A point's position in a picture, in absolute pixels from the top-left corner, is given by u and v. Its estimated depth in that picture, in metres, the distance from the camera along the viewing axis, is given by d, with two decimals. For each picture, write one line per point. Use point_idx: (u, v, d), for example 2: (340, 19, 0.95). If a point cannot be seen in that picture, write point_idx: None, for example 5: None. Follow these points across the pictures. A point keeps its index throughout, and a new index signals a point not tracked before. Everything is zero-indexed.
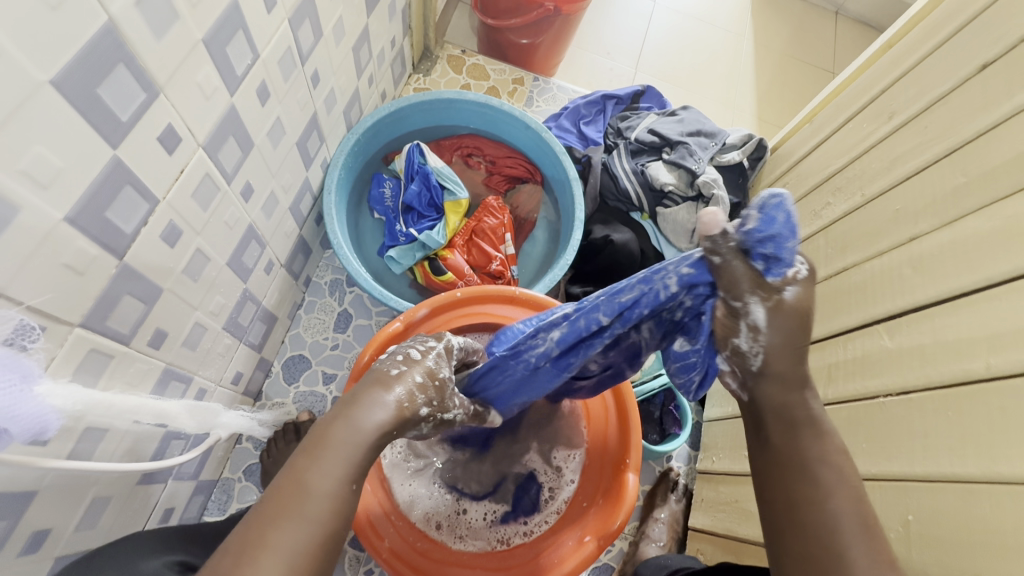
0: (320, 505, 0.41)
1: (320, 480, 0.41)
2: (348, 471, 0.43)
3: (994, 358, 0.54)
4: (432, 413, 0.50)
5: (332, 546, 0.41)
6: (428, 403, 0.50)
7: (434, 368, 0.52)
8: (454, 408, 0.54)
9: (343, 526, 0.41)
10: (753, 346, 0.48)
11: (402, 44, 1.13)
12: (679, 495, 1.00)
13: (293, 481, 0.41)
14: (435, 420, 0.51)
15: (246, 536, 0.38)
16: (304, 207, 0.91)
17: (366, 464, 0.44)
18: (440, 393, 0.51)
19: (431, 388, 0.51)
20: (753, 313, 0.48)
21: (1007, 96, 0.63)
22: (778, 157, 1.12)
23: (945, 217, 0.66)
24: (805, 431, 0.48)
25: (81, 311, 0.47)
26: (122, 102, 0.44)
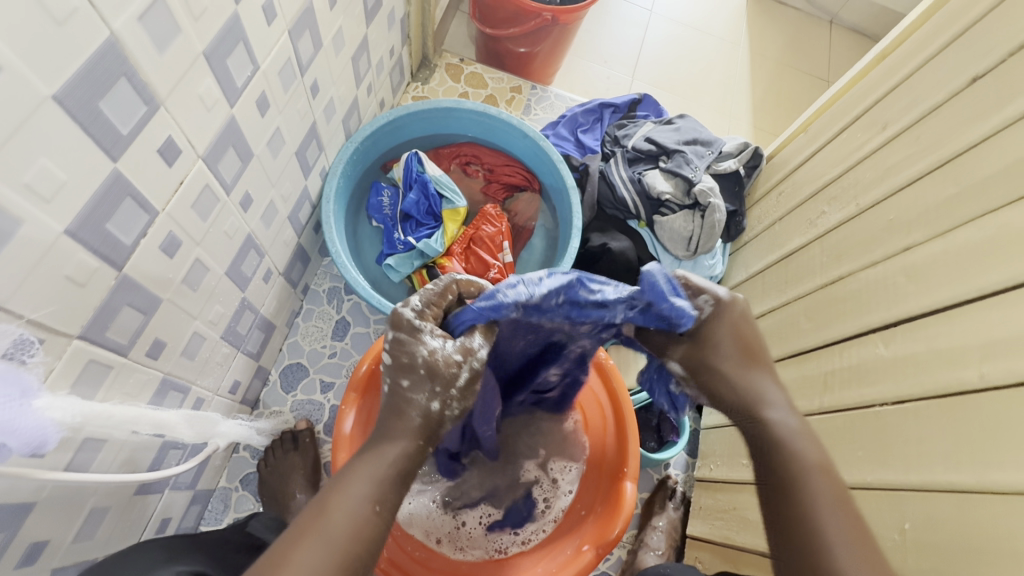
0: (342, 525, 0.44)
1: (346, 500, 0.45)
2: (372, 495, 0.46)
3: (986, 367, 0.55)
4: (445, 399, 0.53)
5: (351, 563, 0.43)
6: (436, 398, 0.52)
7: (409, 362, 0.52)
8: (459, 372, 0.53)
9: (364, 543, 0.44)
10: (693, 387, 0.64)
11: (400, 53, 1.14)
12: (678, 503, 1.00)
13: (320, 507, 0.45)
14: (451, 398, 0.53)
15: (280, 550, 0.42)
16: (302, 216, 0.92)
17: (390, 484, 0.47)
18: (440, 377, 0.52)
19: (420, 380, 0.52)
20: (672, 365, 0.64)
21: (998, 109, 0.64)
22: (774, 165, 1.13)
23: (937, 227, 0.67)
24: (782, 449, 0.54)
25: (82, 323, 0.48)
26: (123, 115, 0.44)
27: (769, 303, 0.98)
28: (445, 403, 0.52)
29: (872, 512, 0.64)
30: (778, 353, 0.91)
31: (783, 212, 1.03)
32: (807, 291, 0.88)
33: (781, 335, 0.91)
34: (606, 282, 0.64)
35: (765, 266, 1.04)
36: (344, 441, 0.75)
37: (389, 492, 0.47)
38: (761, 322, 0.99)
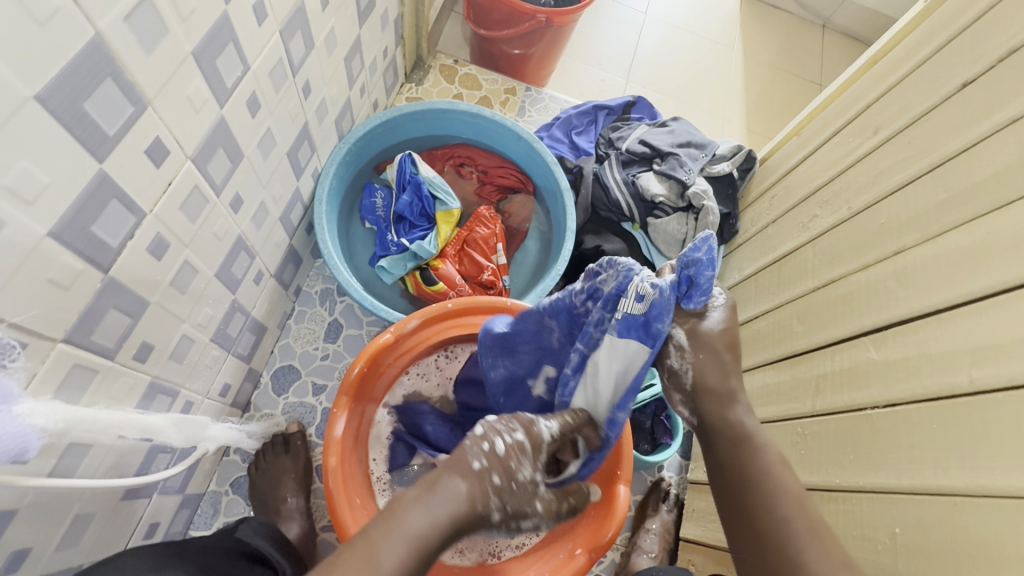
0: None
1: (387, 550, 0.41)
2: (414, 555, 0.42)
3: (976, 372, 0.55)
4: (503, 519, 0.47)
5: None
6: (501, 511, 0.46)
7: (513, 472, 0.47)
8: (531, 511, 0.49)
9: None
10: (683, 363, 0.58)
11: (394, 53, 1.13)
12: (671, 505, 0.99)
13: (364, 547, 0.41)
14: (505, 525, 0.47)
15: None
16: (294, 217, 0.91)
17: (424, 560, 0.42)
18: (517, 504, 0.47)
19: (506, 492, 0.47)
20: (676, 334, 0.57)
21: (988, 114, 0.65)
22: (767, 168, 1.14)
23: (928, 231, 0.67)
24: (745, 448, 0.55)
25: (66, 327, 0.47)
26: (109, 116, 0.43)
27: (762, 305, 0.98)
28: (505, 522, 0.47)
29: (864, 515, 0.64)
30: (771, 356, 0.91)
31: (776, 215, 1.04)
32: (799, 294, 0.89)
33: (774, 338, 0.92)
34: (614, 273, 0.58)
35: (758, 269, 1.04)
36: (335, 445, 0.74)
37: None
38: (754, 325, 0.99)
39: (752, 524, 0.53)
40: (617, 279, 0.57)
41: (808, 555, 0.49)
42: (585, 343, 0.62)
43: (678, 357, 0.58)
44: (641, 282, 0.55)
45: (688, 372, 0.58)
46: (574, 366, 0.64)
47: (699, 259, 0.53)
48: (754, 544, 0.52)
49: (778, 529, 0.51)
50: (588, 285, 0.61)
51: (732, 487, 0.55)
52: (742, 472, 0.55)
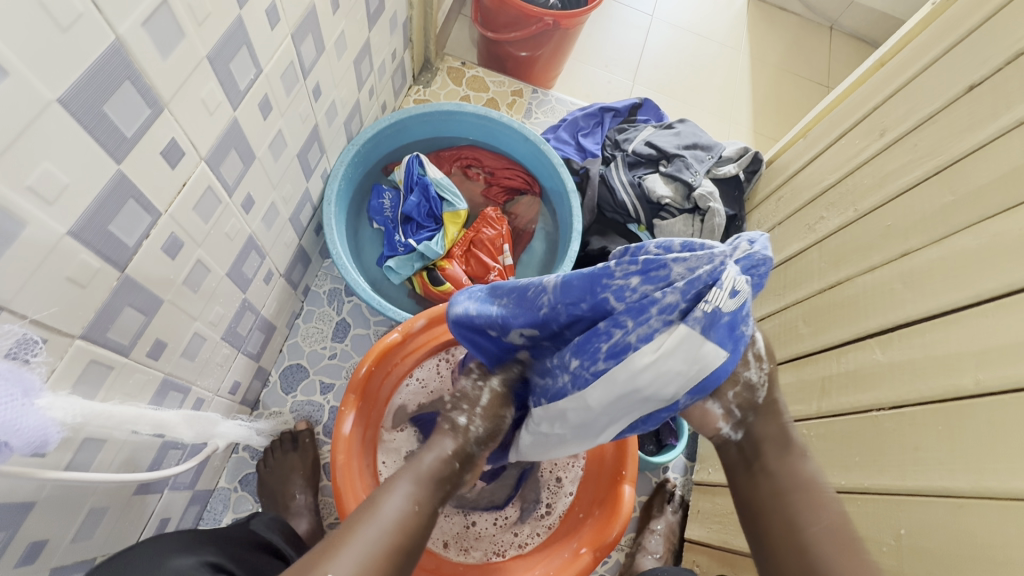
0: (389, 519, 0.49)
1: (394, 500, 0.51)
2: (415, 492, 0.52)
3: (982, 374, 0.55)
4: (470, 413, 0.59)
5: (395, 557, 0.48)
6: (464, 413, 0.59)
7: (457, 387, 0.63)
8: (481, 394, 0.62)
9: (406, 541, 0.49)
10: (761, 374, 0.54)
11: (402, 56, 1.15)
12: (676, 506, 1.00)
13: (371, 507, 0.50)
14: (476, 411, 0.60)
15: (334, 536, 0.48)
16: (303, 217, 0.92)
17: (428, 486, 0.53)
18: (466, 399, 0.61)
19: (461, 401, 0.61)
20: (757, 340, 0.54)
21: (996, 116, 0.65)
22: (773, 170, 1.14)
23: (935, 233, 0.67)
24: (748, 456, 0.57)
25: (83, 323, 0.48)
26: (127, 118, 0.45)
27: (767, 307, 0.99)
28: (471, 416, 0.59)
29: (866, 517, 0.64)
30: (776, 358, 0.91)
31: (782, 217, 1.04)
32: (805, 296, 0.89)
33: (780, 339, 0.92)
34: (705, 256, 0.46)
35: None
36: (343, 441, 0.75)
37: (426, 495, 0.53)
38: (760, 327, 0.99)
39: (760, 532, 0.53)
40: (706, 264, 0.46)
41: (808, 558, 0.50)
42: (629, 325, 0.48)
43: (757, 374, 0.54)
44: (737, 275, 0.46)
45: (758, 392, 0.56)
46: (610, 350, 0.50)
47: (766, 261, 0.48)
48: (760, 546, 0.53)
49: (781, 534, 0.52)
50: (647, 261, 0.49)
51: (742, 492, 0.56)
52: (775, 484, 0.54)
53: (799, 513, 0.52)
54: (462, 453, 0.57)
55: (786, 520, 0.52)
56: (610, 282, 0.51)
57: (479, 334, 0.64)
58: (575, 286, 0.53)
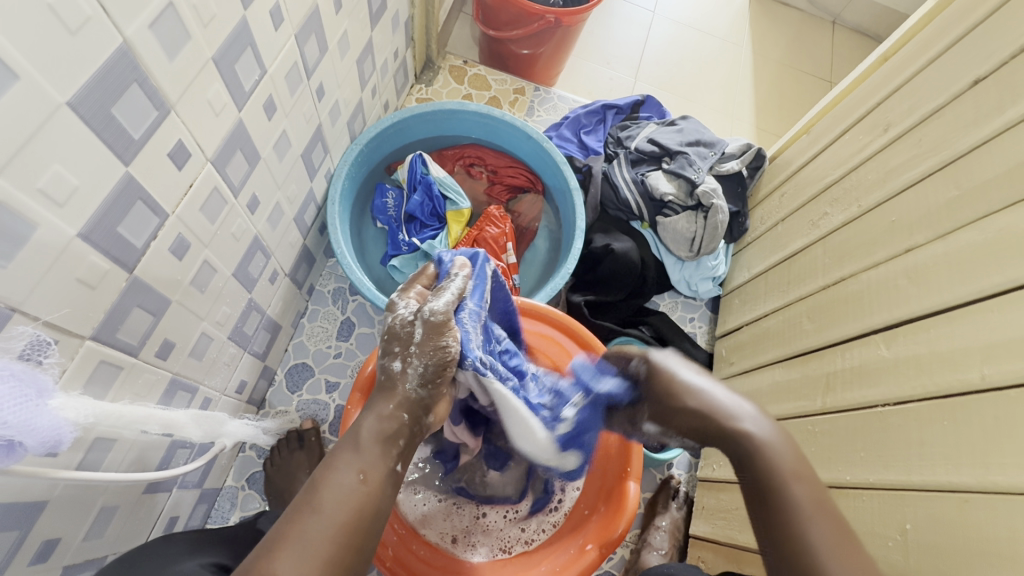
0: (334, 501, 0.45)
1: (335, 481, 0.46)
2: (357, 462, 0.48)
3: (988, 369, 0.55)
4: (404, 357, 0.55)
5: (351, 535, 0.44)
6: (397, 357, 0.55)
7: (391, 324, 0.57)
8: (412, 329, 0.57)
9: (361, 517, 0.45)
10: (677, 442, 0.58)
11: (404, 55, 1.15)
12: (680, 502, 1.00)
13: (311, 492, 0.45)
14: (410, 353, 0.55)
15: (278, 530, 0.43)
16: (308, 217, 0.92)
17: (376, 455, 0.49)
18: (396, 338, 0.56)
19: (394, 341, 0.56)
20: (648, 429, 0.61)
21: (1001, 110, 0.64)
22: (776, 166, 1.13)
23: (940, 228, 0.67)
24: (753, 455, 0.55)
25: (93, 325, 0.48)
26: (134, 120, 0.45)
27: (772, 303, 0.99)
28: (405, 360, 0.55)
29: (871, 512, 0.64)
30: (781, 354, 0.91)
31: (786, 213, 1.04)
32: (809, 292, 0.89)
33: (784, 336, 0.92)
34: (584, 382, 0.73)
35: (767, 267, 1.04)
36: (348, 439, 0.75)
37: (376, 462, 0.49)
38: (763, 324, 0.99)
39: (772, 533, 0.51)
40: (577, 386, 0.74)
41: None
42: (540, 395, 0.74)
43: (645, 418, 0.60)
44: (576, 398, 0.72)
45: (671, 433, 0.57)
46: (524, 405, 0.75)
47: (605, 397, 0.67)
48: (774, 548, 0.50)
49: None
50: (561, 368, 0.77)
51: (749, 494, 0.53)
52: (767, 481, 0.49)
53: (800, 511, 0.47)
54: (410, 404, 0.54)
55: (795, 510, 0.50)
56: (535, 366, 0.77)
57: (451, 260, 0.67)
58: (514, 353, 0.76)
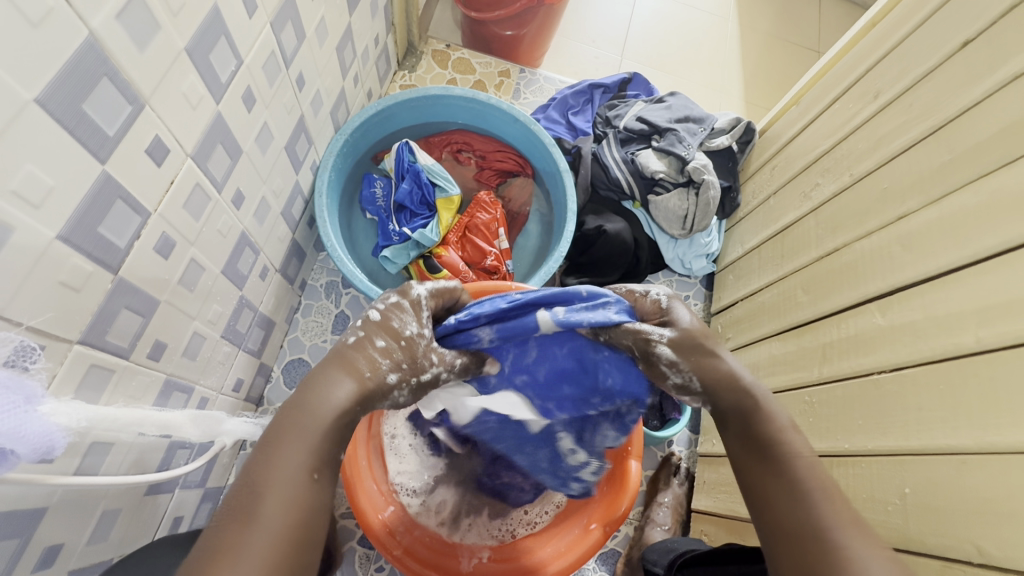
0: (279, 504, 0.39)
1: (279, 480, 0.40)
2: (308, 460, 0.42)
3: (983, 332, 0.56)
4: (406, 381, 0.50)
5: (300, 543, 0.39)
6: (397, 370, 0.49)
7: (401, 332, 0.50)
8: (427, 368, 0.52)
9: (311, 521, 0.40)
10: (683, 374, 0.52)
11: (385, 41, 1.12)
12: (682, 478, 1.02)
13: (252, 495, 0.39)
14: (412, 385, 0.51)
15: (209, 545, 0.37)
16: (296, 210, 0.91)
17: (328, 446, 0.43)
18: (409, 356, 0.50)
19: (396, 351, 0.49)
20: (662, 352, 0.52)
21: (990, 72, 0.64)
22: (766, 140, 1.13)
23: (932, 194, 0.67)
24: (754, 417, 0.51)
25: (80, 328, 0.48)
26: (107, 116, 0.44)
27: (766, 277, 0.99)
28: (404, 383, 0.50)
29: (870, 479, 0.65)
30: (776, 328, 0.91)
31: (777, 186, 1.03)
32: (803, 264, 0.89)
33: (780, 309, 0.92)
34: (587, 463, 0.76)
35: (760, 241, 1.04)
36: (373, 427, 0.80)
37: (330, 457, 0.43)
38: (758, 298, 0.99)
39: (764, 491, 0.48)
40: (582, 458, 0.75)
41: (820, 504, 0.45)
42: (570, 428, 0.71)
43: (662, 341, 0.52)
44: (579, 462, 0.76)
45: (684, 362, 0.52)
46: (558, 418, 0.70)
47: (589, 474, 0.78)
48: (763, 502, 0.47)
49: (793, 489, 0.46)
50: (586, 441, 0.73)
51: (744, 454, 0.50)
52: (755, 437, 0.50)
53: (795, 459, 0.48)
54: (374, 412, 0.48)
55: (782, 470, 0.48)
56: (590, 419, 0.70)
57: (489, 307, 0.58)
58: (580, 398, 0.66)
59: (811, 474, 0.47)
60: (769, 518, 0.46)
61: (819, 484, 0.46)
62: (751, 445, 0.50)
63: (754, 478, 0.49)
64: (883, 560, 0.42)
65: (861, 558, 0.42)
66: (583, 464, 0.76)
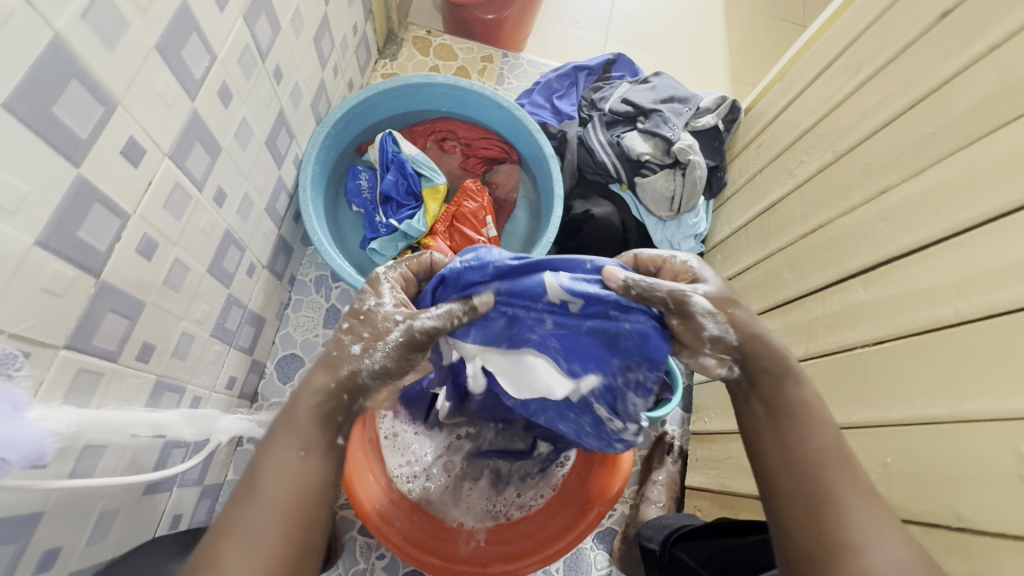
0: (277, 481, 0.46)
1: (274, 460, 0.47)
2: (297, 442, 0.48)
3: (962, 304, 0.57)
4: (368, 346, 0.53)
5: (302, 511, 0.45)
6: (359, 341, 0.54)
7: (357, 309, 0.56)
8: (392, 328, 0.54)
9: (309, 492, 0.46)
10: (719, 325, 0.51)
11: (364, 29, 1.10)
12: (675, 456, 1.03)
13: (253, 477, 0.46)
14: (375, 348, 0.53)
15: (224, 520, 0.44)
16: (280, 206, 0.90)
17: (313, 429, 0.49)
18: (367, 325, 0.55)
19: (357, 326, 0.55)
20: (701, 302, 0.50)
21: (969, 43, 0.64)
22: (752, 117, 1.12)
23: (913, 167, 0.68)
24: (786, 385, 0.51)
25: (66, 333, 0.48)
26: (80, 118, 0.43)
27: (753, 256, 0.99)
28: (366, 349, 0.53)
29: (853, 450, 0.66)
30: (763, 305, 0.92)
31: (762, 164, 1.04)
32: (789, 242, 0.89)
33: (766, 286, 0.93)
34: (633, 427, 0.60)
35: (747, 220, 1.04)
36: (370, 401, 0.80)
37: (315, 437, 0.49)
38: (746, 277, 1.00)
39: (787, 455, 0.48)
40: (622, 425, 0.59)
41: (834, 471, 0.46)
42: (600, 398, 0.56)
43: (698, 292, 0.51)
44: (623, 429, 0.60)
45: (721, 314, 0.52)
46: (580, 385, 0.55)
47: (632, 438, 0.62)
48: (785, 468, 0.47)
49: (814, 455, 0.47)
50: (626, 409, 0.56)
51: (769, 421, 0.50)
52: (780, 404, 0.51)
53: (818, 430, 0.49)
54: (350, 386, 0.53)
55: (805, 438, 0.48)
56: (621, 385, 0.54)
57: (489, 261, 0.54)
58: (601, 357, 0.53)
59: (831, 442, 0.48)
60: (782, 477, 0.47)
61: (840, 452, 0.47)
62: (777, 413, 0.50)
63: (771, 444, 0.49)
64: (888, 527, 0.43)
65: (869, 525, 0.43)
66: (622, 431, 0.61)
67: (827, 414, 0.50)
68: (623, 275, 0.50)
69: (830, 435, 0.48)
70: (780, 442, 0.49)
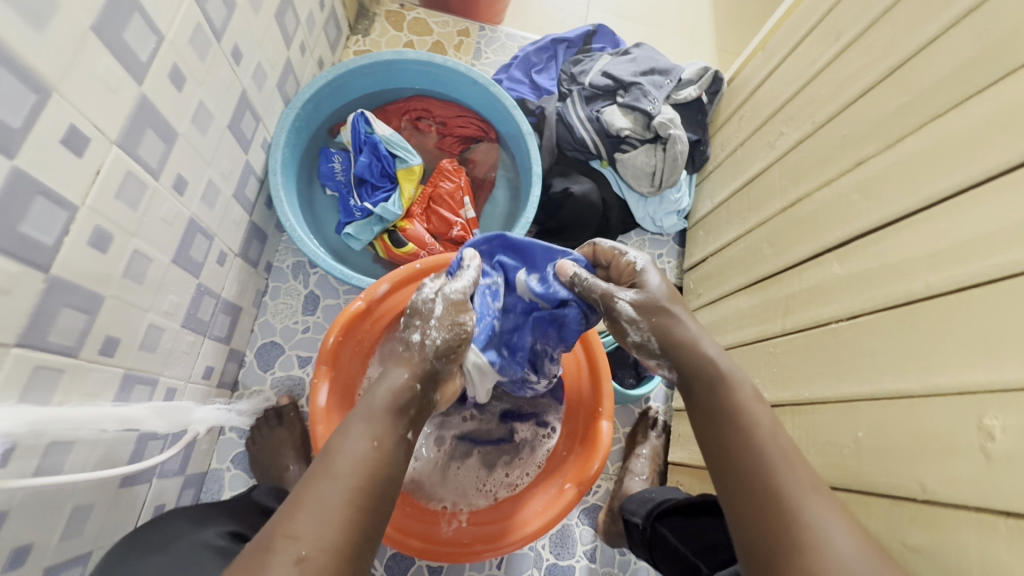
0: (348, 462, 0.47)
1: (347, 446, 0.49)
2: (370, 431, 0.50)
3: (933, 276, 0.56)
4: (426, 330, 0.62)
5: (364, 497, 0.46)
6: (419, 330, 0.62)
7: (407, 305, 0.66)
8: (434, 305, 0.64)
9: (371, 480, 0.47)
10: (642, 333, 0.59)
11: (332, 4, 1.06)
12: (659, 431, 1.04)
13: (326, 458, 0.48)
14: (430, 327, 0.62)
15: (294, 493, 0.45)
16: (250, 192, 0.88)
17: (383, 421, 0.52)
18: (418, 314, 0.64)
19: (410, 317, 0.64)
20: (624, 308, 0.60)
21: (947, 6, 0.62)
22: (734, 88, 1.10)
23: (890, 138, 0.66)
24: (720, 386, 0.55)
25: (17, 330, 0.46)
26: (12, 106, 0.41)
27: (734, 231, 0.98)
28: (424, 332, 0.62)
29: (828, 424, 0.67)
30: (743, 281, 0.92)
31: (743, 138, 1.02)
32: (768, 216, 0.88)
33: (747, 261, 0.92)
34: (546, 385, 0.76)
35: (728, 195, 1.03)
36: (319, 413, 0.74)
37: (386, 428, 0.51)
38: (727, 253, 0.99)
39: (732, 459, 0.50)
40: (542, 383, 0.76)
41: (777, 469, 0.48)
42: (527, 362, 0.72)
43: (625, 296, 0.60)
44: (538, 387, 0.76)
45: (644, 321, 0.59)
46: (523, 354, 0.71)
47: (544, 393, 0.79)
48: (733, 472, 0.50)
49: (757, 455, 0.50)
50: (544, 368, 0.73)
51: (713, 427, 0.53)
52: (718, 409, 0.54)
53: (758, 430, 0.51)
54: (421, 373, 0.58)
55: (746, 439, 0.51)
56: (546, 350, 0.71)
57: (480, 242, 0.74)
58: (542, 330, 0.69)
59: (771, 443, 0.50)
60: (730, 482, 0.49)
61: (779, 451, 0.49)
62: (717, 418, 0.53)
63: (716, 450, 0.52)
64: (836, 518, 0.45)
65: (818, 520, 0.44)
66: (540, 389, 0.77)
67: (761, 413, 0.52)
68: (571, 271, 0.65)
69: (772, 436, 0.51)
70: (723, 446, 0.52)
